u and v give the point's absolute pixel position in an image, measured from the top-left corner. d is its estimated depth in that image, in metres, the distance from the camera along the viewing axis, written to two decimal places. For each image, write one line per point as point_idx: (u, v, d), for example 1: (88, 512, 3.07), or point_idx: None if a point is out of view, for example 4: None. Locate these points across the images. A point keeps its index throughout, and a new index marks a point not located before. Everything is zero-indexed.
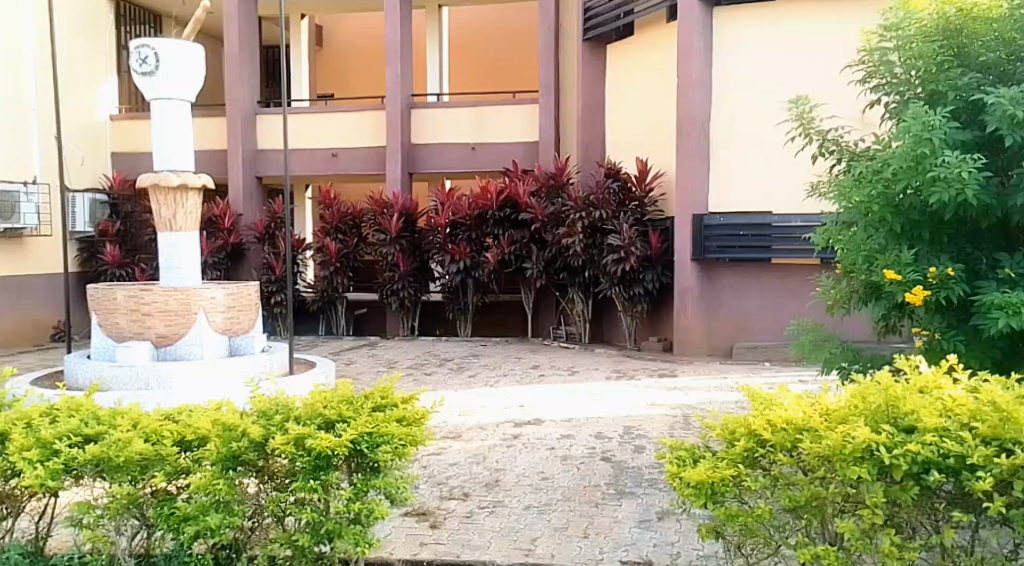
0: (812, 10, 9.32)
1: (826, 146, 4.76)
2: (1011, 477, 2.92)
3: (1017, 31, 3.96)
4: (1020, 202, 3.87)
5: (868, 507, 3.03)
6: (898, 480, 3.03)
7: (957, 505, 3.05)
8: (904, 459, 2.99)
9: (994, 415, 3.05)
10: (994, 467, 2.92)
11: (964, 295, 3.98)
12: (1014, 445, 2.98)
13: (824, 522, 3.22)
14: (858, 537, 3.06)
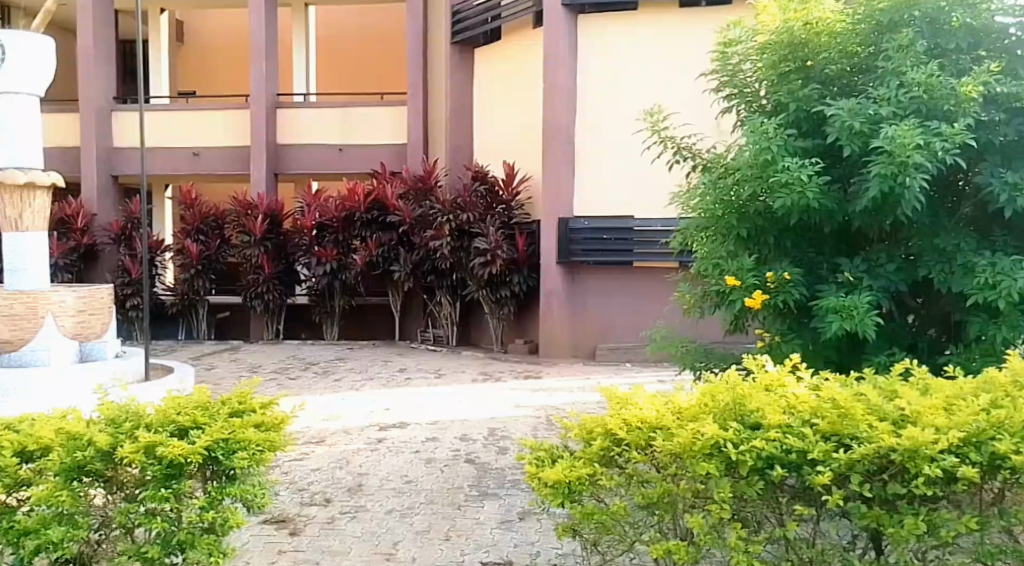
0: (669, 21, 9.70)
1: (680, 152, 4.93)
2: (848, 471, 2.95)
3: (858, 45, 4.19)
4: (858, 209, 4.06)
5: (716, 502, 3.12)
6: (744, 476, 3.11)
7: (800, 498, 3.13)
8: (749, 454, 3.06)
9: (832, 412, 3.11)
10: (833, 461, 2.97)
11: (804, 297, 4.19)
12: (852, 439, 3.04)
13: (675, 518, 3.30)
14: (706, 531, 3.15)
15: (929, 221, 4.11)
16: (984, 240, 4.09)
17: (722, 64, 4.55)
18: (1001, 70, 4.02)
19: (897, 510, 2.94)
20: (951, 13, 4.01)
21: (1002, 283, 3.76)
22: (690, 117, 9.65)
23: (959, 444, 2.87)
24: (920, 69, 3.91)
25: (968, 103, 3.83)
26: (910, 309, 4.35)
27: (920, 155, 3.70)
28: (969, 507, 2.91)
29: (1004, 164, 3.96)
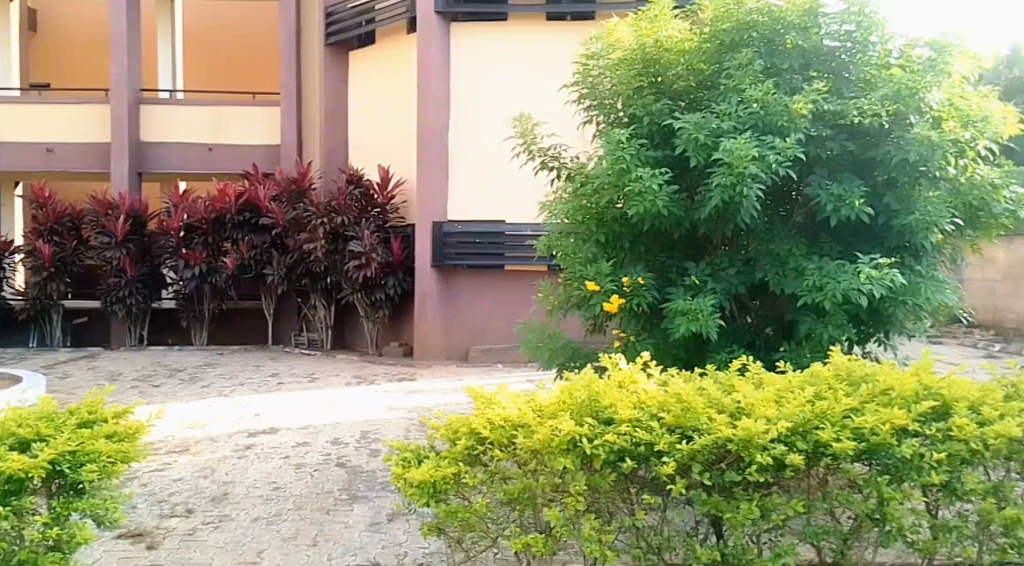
0: (537, 32, 9.95)
1: (546, 161, 5.11)
2: (690, 461, 3.15)
3: (704, 62, 4.49)
4: (704, 216, 4.32)
5: (572, 495, 3.26)
6: (598, 469, 3.25)
7: (647, 489, 3.30)
8: (602, 449, 3.21)
9: (677, 406, 3.30)
10: (676, 452, 3.16)
11: (656, 300, 4.45)
12: (694, 431, 3.23)
13: (534, 513, 3.42)
14: (562, 524, 3.29)
15: (766, 228, 4.44)
16: (815, 246, 4.44)
17: (580, 76, 4.78)
18: (829, 89, 4.35)
19: (734, 496, 3.16)
20: (785, 35, 4.37)
21: (827, 285, 4.08)
22: (557, 124, 9.92)
23: (787, 433, 3.10)
24: (757, 87, 4.22)
25: (800, 120, 4.16)
26: (750, 310, 4.67)
27: (756, 167, 3.99)
28: (797, 492, 3.14)
29: (830, 176, 4.31)
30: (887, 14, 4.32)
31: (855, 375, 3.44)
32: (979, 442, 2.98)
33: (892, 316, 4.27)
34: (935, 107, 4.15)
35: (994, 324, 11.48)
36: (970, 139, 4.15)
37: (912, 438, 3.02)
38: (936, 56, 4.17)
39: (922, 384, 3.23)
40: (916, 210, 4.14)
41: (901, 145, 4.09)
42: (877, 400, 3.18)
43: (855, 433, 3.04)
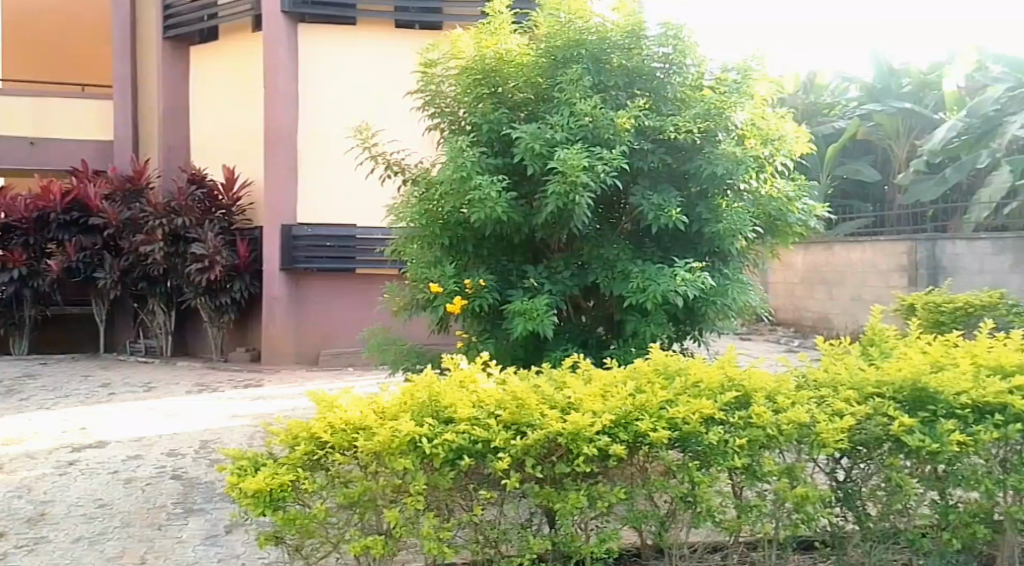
0: (382, 36, 10.06)
1: (391, 166, 5.20)
2: (524, 455, 3.31)
3: (540, 76, 4.73)
4: (541, 222, 4.55)
5: (411, 495, 3.33)
6: (437, 468, 3.35)
7: (485, 484, 3.43)
8: (442, 448, 3.31)
9: (512, 403, 3.47)
10: (511, 447, 3.31)
11: (496, 302, 4.65)
12: (528, 427, 3.40)
13: (375, 515, 3.43)
14: (402, 524, 3.34)
15: (597, 235, 4.73)
16: (639, 251, 4.77)
17: (423, 84, 4.94)
18: (649, 107, 4.70)
19: (564, 487, 3.36)
20: (611, 55, 4.70)
21: (649, 287, 4.38)
22: (403, 129, 10.05)
23: (610, 425, 3.34)
24: (587, 101, 4.50)
25: (624, 133, 4.47)
26: (584, 310, 4.98)
27: (587, 176, 4.24)
28: (620, 480, 3.38)
29: (651, 186, 4.66)
30: (700, 40, 4.70)
31: (671, 368, 3.73)
32: (774, 427, 3.29)
33: (705, 315, 4.64)
34: (739, 126, 4.59)
35: (795, 322, 12.50)
36: (769, 156, 4.62)
37: (718, 426, 3.32)
38: (740, 79, 4.63)
39: (727, 376, 3.56)
40: (723, 219, 4.55)
41: (711, 159, 4.49)
42: (689, 392, 3.49)
43: (669, 423, 3.32)
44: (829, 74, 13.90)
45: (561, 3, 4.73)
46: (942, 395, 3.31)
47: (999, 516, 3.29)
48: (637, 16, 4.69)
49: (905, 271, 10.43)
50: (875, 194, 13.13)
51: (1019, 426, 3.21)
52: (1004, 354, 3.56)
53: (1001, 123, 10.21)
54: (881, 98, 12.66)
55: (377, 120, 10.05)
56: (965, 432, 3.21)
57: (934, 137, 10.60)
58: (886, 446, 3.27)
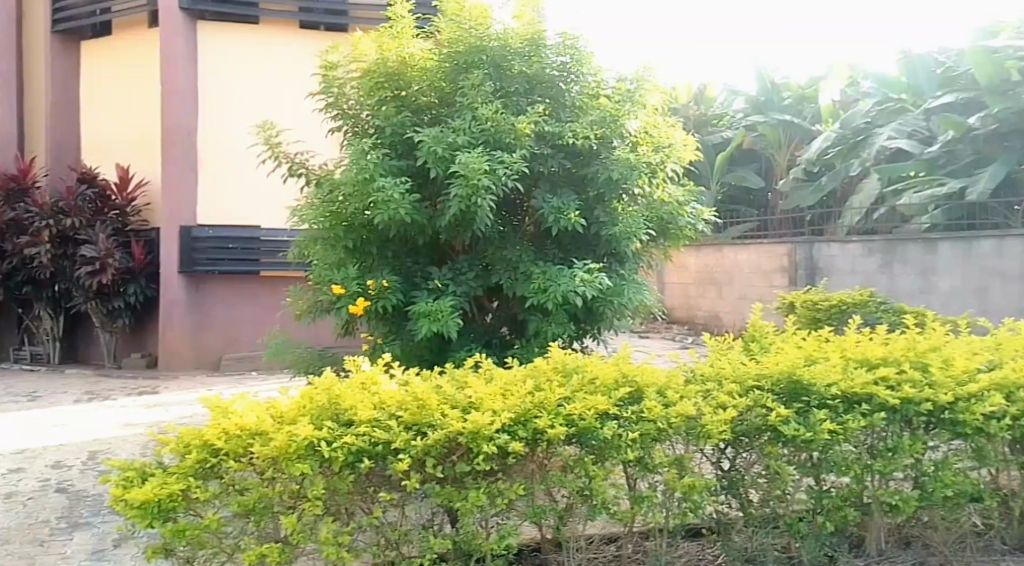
0: (282, 37, 9.99)
1: (294, 167, 5.18)
2: (424, 456, 3.34)
3: (443, 81, 4.81)
4: (444, 224, 4.62)
5: (309, 500, 3.29)
6: (336, 471, 3.33)
7: (385, 486, 3.43)
8: (341, 451, 3.28)
9: (413, 404, 3.50)
10: (412, 448, 3.32)
11: (400, 303, 4.70)
12: (428, 427, 3.42)
13: (272, 522, 3.37)
14: (300, 530, 3.29)
15: (499, 238, 4.83)
16: (540, 253, 4.90)
17: (324, 86, 4.95)
18: (548, 113, 4.82)
19: (465, 486, 3.40)
20: (511, 62, 4.79)
21: (550, 288, 4.51)
22: (305, 130, 9.98)
23: (510, 423, 3.40)
24: (488, 106, 4.60)
25: (524, 138, 4.58)
26: (489, 310, 5.08)
27: (489, 179, 4.34)
28: (520, 477, 3.46)
29: (552, 191, 4.79)
30: (595, 51, 4.90)
31: (569, 367, 3.85)
32: (665, 421, 3.44)
33: (603, 315, 4.81)
34: (632, 134, 4.82)
35: (687, 321, 12.95)
36: (661, 162, 4.82)
37: (612, 421, 3.45)
38: (633, 90, 4.89)
39: (621, 372, 3.72)
40: (619, 222, 4.72)
41: (607, 165, 4.67)
42: (586, 389, 3.62)
43: (566, 420, 3.42)
44: (718, 86, 14.53)
45: (462, 9, 4.81)
46: (815, 387, 3.55)
47: (868, 499, 3.53)
48: (536, 25, 4.85)
49: (786, 271, 10.96)
50: (760, 201, 13.69)
51: (884, 414, 3.45)
52: (871, 348, 3.84)
53: (870, 134, 10.88)
54: (765, 109, 13.13)
55: (280, 119, 9.94)
56: (837, 421, 3.44)
57: (812, 148, 11.19)
58: (766, 436, 3.49)
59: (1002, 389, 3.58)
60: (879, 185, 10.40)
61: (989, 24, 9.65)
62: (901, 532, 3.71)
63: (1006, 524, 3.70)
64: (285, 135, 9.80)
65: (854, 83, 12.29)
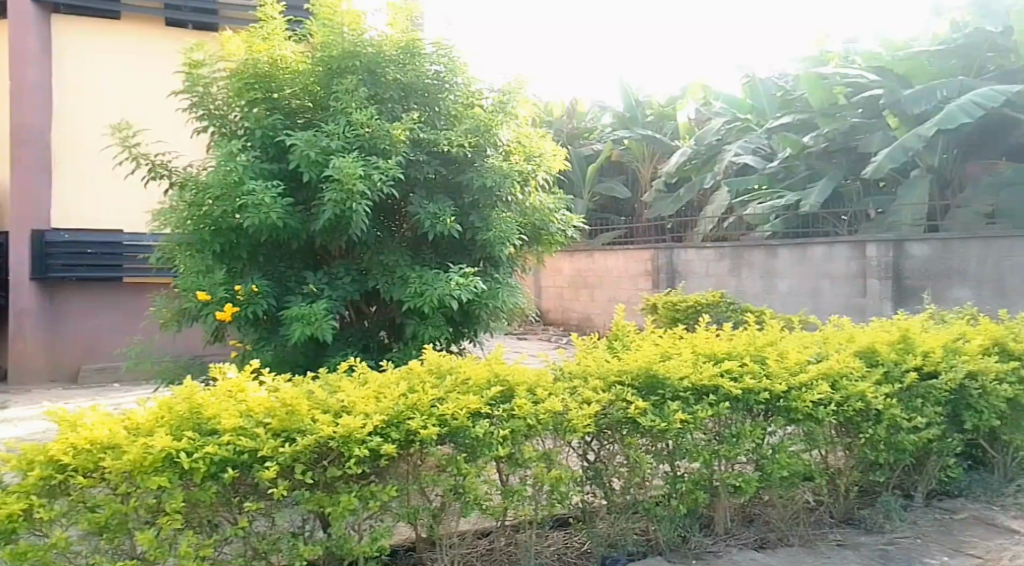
0: (142, 35, 9.72)
1: (155, 170, 5.12)
2: (293, 462, 3.28)
3: (316, 84, 4.89)
4: (317, 228, 4.69)
5: (167, 514, 3.16)
6: (198, 483, 3.20)
7: (250, 495, 3.33)
8: (202, 461, 3.16)
9: (281, 410, 3.40)
10: (280, 455, 3.26)
11: (273, 307, 4.77)
12: (297, 433, 3.36)
13: (127, 539, 3.22)
14: (157, 546, 3.15)
15: (376, 242, 4.95)
16: (417, 257, 5.05)
17: (189, 84, 4.96)
18: (423, 120, 5.00)
19: (336, 491, 3.37)
20: (386, 68, 4.90)
21: (426, 291, 4.67)
22: (165, 131, 9.72)
23: (382, 425, 3.43)
24: (362, 112, 4.72)
25: (399, 144, 4.71)
26: (366, 316, 5.23)
27: (363, 185, 4.45)
28: (392, 478, 3.48)
29: (428, 196, 4.96)
30: (469, 62, 5.09)
31: (443, 368, 3.93)
32: (534, 417, 3.61)
33: (479, 318, 5.00)
34: (504, 143, 5.07)
35: (561, 322, 13.39)
36: (532, 171, 5.09)
37: (484, 419, 3.56)
38: (504, 100, 5.11)
39: (494, 372, 3.84)
40: (493, 227, 4.92)
41: (481, 173, 4.89)
42: (459, 389, 3.72)
43: (440, 420, 3.49)
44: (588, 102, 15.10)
45: (335, 13, 4.92)
46: (669, 381, 3.85)
47: (717, 482, 3.87)
48: (411, 34, 4.99)
49: (650, 275, 11.51)
50: (627, 209, 14.16)
51: (728, 403, 3.82)
52: (717, 344, 4.20)
53: (721, 149, 11.52)
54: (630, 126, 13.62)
55: (141, 120, 9.65)
56: (688, 411, 3.77)
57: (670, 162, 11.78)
58: (625, 428, 3.76)
59: (829, 377, 4.02)
60: (728, 196, 10.92)
61: (820, 52, 10.52)
62: (745, 511, 4.04)
63: (834, 498, 4.13)
64: (144, 135, 9.54)
65: (708, 103, 13.15)
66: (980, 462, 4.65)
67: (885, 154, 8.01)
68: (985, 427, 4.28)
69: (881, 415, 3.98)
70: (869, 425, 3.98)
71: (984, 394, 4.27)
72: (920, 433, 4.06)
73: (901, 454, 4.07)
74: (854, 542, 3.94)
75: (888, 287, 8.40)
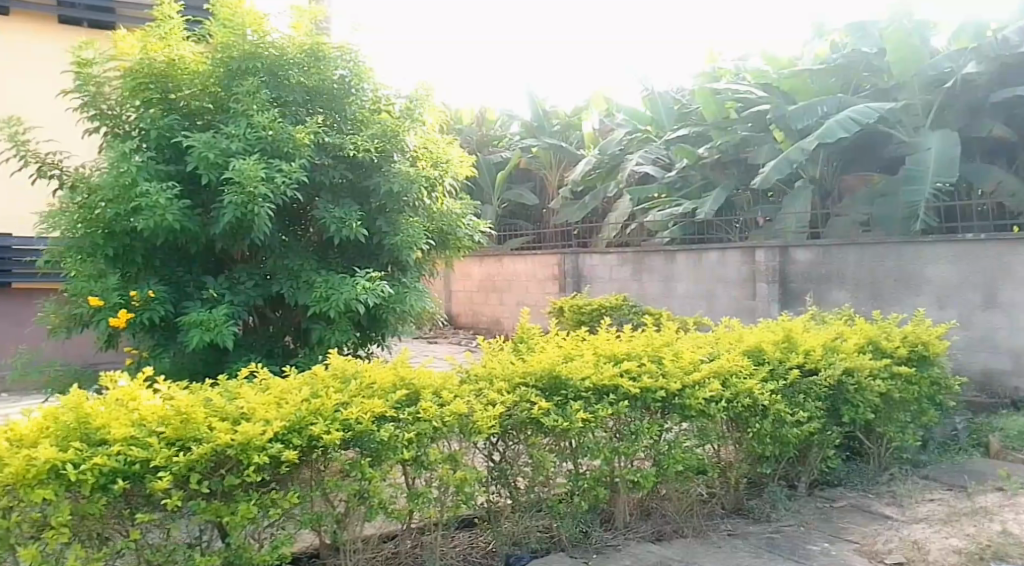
0: (30, 31, 9.32)
1: (43, 170, 4.99)
2: (189, 471, 3.24)
3: (216, 85, 4.84)
4: (217, 232, 4.65)
5: (53, 528, 3.09)
6: (86, 495, 3.13)
7: (145, 505, 3.26)
8: (91, 473, 3.10)
9: (175, 418, 3.34)
10: (174, 465, 3.21)
11: (169, 313, 4.69)
12: (193, 441, 3.31)
13: (11, 554, 3.15)
14: (42, 561, 3.09)
15: (280, 246, 4.94)
16: (323, 261, 5.06)
17: (79, 83, 4.81)
18: (328, 123, 5.01)
19: (234, 500, 3.34)
20: (289, 71, 4.92)
21: (332, 296, 4.67)
22: (54, 132, 9.35)
23: (283, 432, 3.41)
24: (264, 114, 4.70)
25: (303, 147, 4.71)
26: (271, 320, 5.20)
27: (264, 187, 4.44)
28: (294, 485, 3.47)
29: (333, 200, 4.97)
30: (374, 66, 5.15)
31: (348, 372, 3.94)
32: (439, 420, 3.67)
33: (386, 321, 5.03)
34: (411, 149, 5.12)
35: (471, 325, 13.54)
36: (439, 177, 5.18)
37: (389, 423, 3.60)
38: (411, 107, 5.18)
39: (399, 376, 3.88)
40: (400, 232, 4.96)
41: (388, 177, 4.93)
42: (363, 393, 3.73)
43: (343, 425, 3.50)
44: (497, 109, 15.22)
45: (235, 14, 4.88)
46: (572, 381, 3.99)
47: (616, 479, 4.02)
48: (314, 37, 5.03)
49: (557, 280, 11.74)
50: (535, 216, 14.31)
51: (627, 402, 3.97)
52: (617, 345, 4.36)
53: (623, 159, 11.78)
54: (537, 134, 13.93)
55: (28, 116, 9.22)
56: (589, 411, 3.91)
57: (575, 171, 12.04)
58: (529, 428, 3.86)
59: (720, 376, 4.22)
60: (630, 204, 11.23)
61: (713, 68, 10.96)
62: (643, 504, 4.18)
63: (724, 490, 4.38)
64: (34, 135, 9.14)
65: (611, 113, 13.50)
66: (857, 452, 4.94)
67: (773, 164, 8.39)
68: (860, 420, 4.59)
69: (767, 410, 4.25)
70: (756, 420, 4.24)
71: (860, 389, 4.58)
72: (802, 427, 4.35)
73: (786, 447, 4.34)
74: (743, 531, 4.15)
75: (775, 290, 8.70)
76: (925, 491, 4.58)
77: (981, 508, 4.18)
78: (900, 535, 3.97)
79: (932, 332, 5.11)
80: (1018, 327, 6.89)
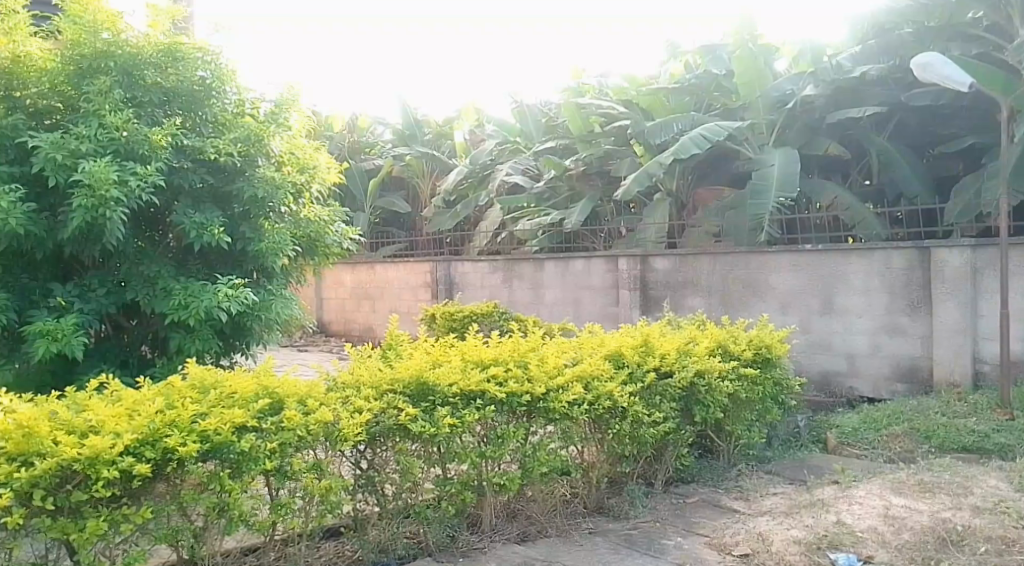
0: None
1: None
2: (31, 488, 3.08)
3: (64, 81, 4.62)
4: (63, 237, 4.43)
5: None
6: None
7: None
8: None
9: (16, 432, 3.16)
10: (14, 481, 3.06)
11: (13, 322, 4.44)
12: (36, 456, 3.14)
13: None
14: None
15: (135, 252, 4.75)
16: (183, 268, 4.91)
17: None
18: (187, 126, 4.88)
19: (81, 516, 3.18)
20: (144, 71, 4.74)
21: (191, 303, 4.54)
22: None
23: (135, 445, 3.27)
24: (116, 114, 4.52)
25: (160, 150, 4.57)
26: (126, 329, 5.01)
27: (117, 190, 4.27)
28: (148, 499, 3.33)
29: (194, 205, 4.83)
30: (237, 69, 5.08)
31: (208, 382, 3.82)
32: (303, 429, 3.62)
33: (250, 330, 4.92)
34: (276, 154, 5.07)
35: (343, 332, 13.39)
36: (306, 183, 5.19)
37: (250, 433, 3.51)
38: (276, 111, 5.11)
39: (262, 385, 3.79)
40: (263, 238, 4.88)
41: (251, 183, 4.84)
42: (223, 402, 3.63)
43: (200, 436, 3.39)
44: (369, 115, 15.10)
45: (86, 11, 4.64)
46: (439, 387, 4.03)
47: (482, 483, 4.09)
48: (171, 38, 4.86)
49: (429, 287, 11.82)
50: (407, 223, 14.31)
51: (492, 407, 4.06)
52: (484, 351, 4.43)
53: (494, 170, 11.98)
54: (410, 141, 13.90)
55: None
56: (456, 415, 3.97)
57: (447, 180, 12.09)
58: (395, 434, 3.88)
59: (582, 379, 4.39)
60: (499, 213, 11.42)
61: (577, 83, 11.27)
62: (510, 506, 4.26)
63: (587, 489, 4.51)
64: None
65: (481, 123, 13.71)
66: (709, 450, 5.21)
67: (633, 176, 8.72)
68: (710, 419, 4.87)
69: (626, 411, 4.43)
70: (616, 421, 4.42)
71: (711, 390, 4.84)
72: (658, 426, 4.57)
73: (643, 446, 4.55)
74: (603, 529, 4.30)
75: (636, 297, 9.05)
76: (769, 485, 4.88)
77: (819, 500, 4.48)
78: (747, 527, 4.21)
79: (774, 335, 5.45)
80: (854, 331, 7.44)
